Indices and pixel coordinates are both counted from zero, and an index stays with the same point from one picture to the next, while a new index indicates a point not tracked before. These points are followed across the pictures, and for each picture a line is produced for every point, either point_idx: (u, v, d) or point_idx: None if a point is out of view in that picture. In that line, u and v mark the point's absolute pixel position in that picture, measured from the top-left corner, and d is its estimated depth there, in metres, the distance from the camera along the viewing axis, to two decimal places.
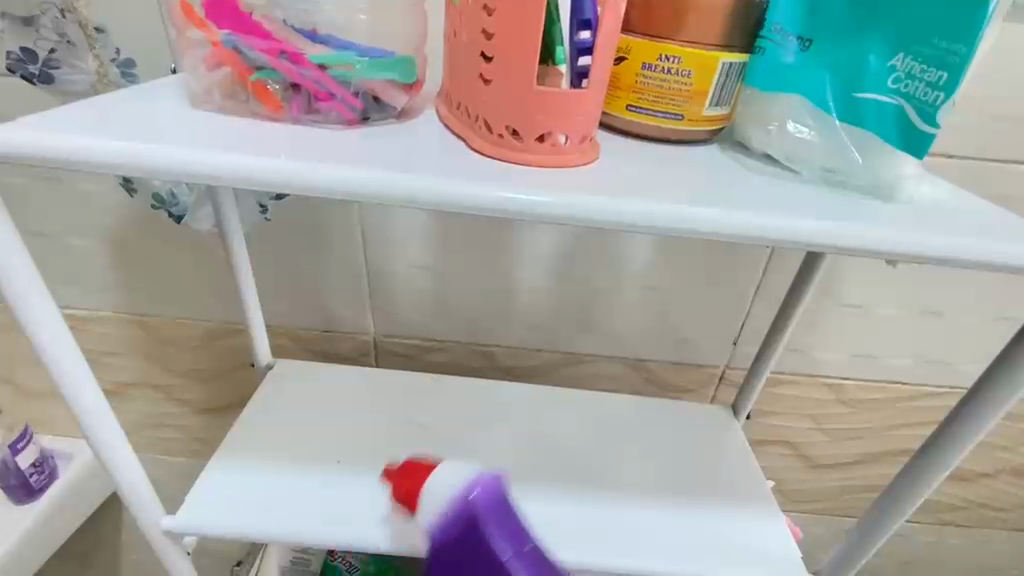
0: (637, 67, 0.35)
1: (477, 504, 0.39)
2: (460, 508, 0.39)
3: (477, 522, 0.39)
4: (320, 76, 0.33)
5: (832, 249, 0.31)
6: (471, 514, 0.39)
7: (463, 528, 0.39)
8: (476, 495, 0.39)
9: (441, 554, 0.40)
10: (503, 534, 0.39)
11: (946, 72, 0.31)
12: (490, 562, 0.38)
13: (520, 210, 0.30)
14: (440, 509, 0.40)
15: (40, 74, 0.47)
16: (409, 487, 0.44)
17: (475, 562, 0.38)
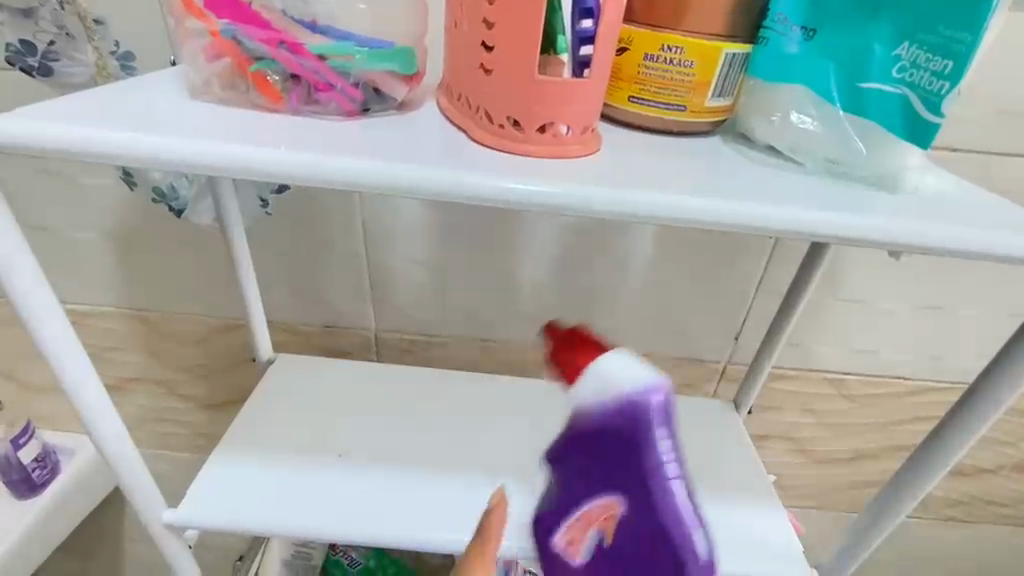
0: (639, 57, 0.35)
1: (651, 422, 0.27)
2: (633, 416, 0.27)
3: (647, 435, 0.28)
4: (320, 66, 0.33)
5: (835, 239, 0.31)
6: (645, 422, 0.27)
7: (629, 440, 0.28)
8: (656, 406, 0.27)
9: (584, 442, 0.29)
10: (670, 464, 0.28)
11: (952, 60, 0.31)
12: (641, 480, 0.28)
13: (520, 200, 0.30)
14: (601, 400, 0.28)
15: (39, 67, 0.46)
16: (567, 360, 0.31)
17: (618, 477, 0.28)
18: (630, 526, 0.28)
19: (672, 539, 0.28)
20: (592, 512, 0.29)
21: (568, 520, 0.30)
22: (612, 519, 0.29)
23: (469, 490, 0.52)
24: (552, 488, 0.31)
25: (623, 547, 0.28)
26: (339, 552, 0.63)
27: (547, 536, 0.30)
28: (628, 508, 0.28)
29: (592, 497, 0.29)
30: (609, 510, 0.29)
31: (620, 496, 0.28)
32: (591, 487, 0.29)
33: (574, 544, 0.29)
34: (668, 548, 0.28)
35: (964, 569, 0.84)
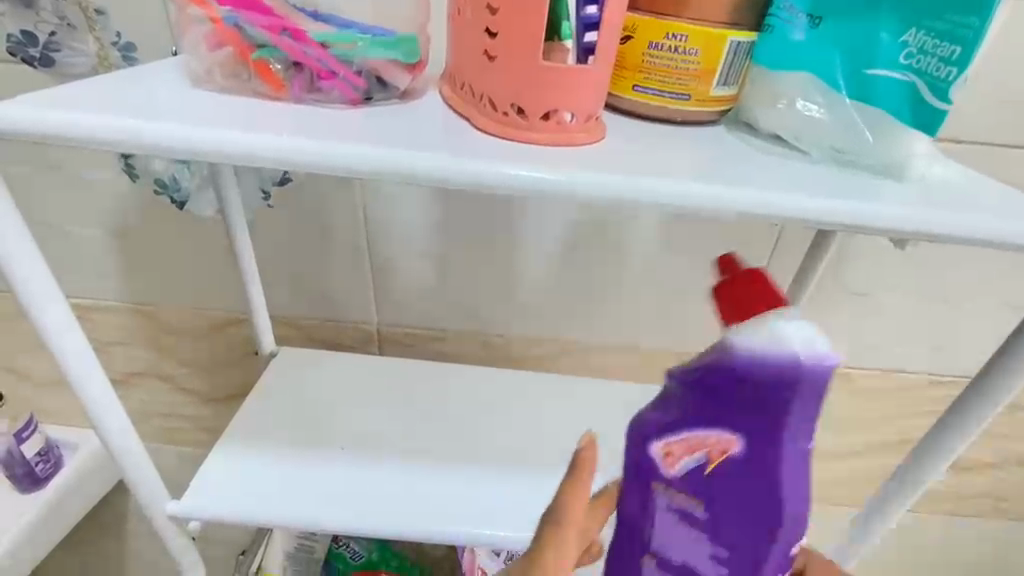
0: (643, 46, 0.35)
1: (807, 389, 0.28)
2: (800, 373, 0.28)
3: (798, 390, 0.28)
4: (322, 53, 0.32)
5: (841, 225, 0.31)
6: (800, 377, 0.28)
7: (778, 390, 0.28)
8: (820, 371, 0.28)
9: (732, 382, 0.29)
10: (804, 426, 0.29)
11: (960, 46, 0.31)
12: (772, 431, 0.29)
13: (524, 187, 0.30)
14: (771, 347, 0.28)
15: (40, 58, 0.46)
16: (734, 296, 0.31)
17: (753, 426, 0.29)
18: (743, 468, 0.30)
19: (772, 488, 0.30)
20: (710, 442, 0.30)
21: (676, 436, 0.30)
22: (727, 455, 0.30)
23: (470, 482, 0.52)
24: (669, 399, 0.31)
25: (722, 479, 0.30)
26: (342, 546, 0.63)
27: (651, 440, 0.31)
28: (745, 451, 0.30)
29: (715, 427, 0.30)
30: (727, 445, 0.30)
31: (743, 436, 0.29)
32: (717, 419, 0.30)
33: (672, 457, 0.31)
34: (764, 495, 0.30)
35: (966, 563, 0.84)
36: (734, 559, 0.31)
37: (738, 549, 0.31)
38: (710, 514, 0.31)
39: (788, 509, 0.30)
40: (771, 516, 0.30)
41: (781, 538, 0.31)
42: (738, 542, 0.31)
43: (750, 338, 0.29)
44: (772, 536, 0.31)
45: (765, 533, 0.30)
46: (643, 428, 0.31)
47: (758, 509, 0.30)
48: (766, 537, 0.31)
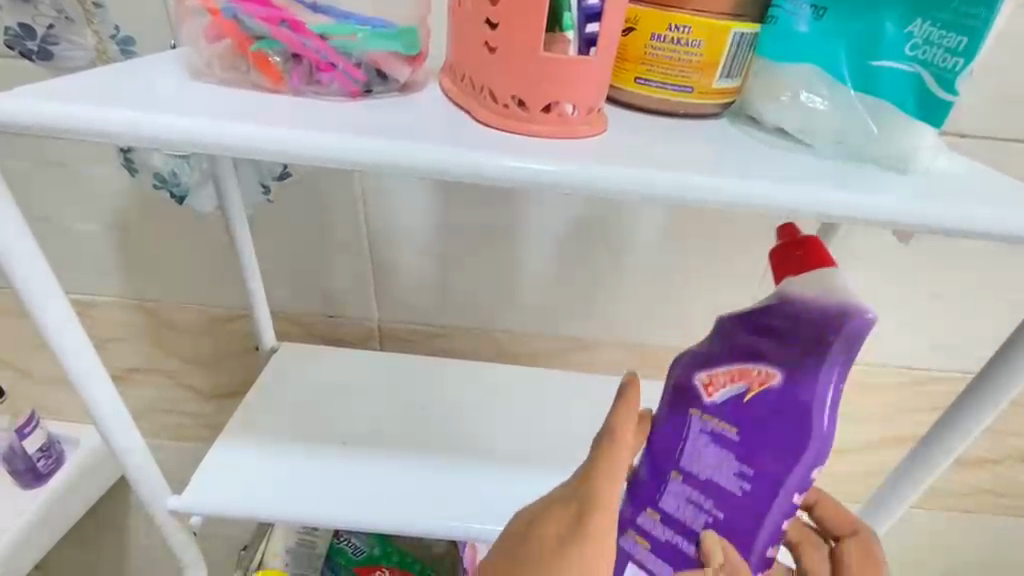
0: (645, 38, 0.34)
1: (847, 336, 0.34)
2: (841, 320, 0.34)
3: (832, 333, 0.34)
4: (321, 45, 0.32)
5: (844, 218, 0.30)
6: (831, 321, 0.34)
7: (819, 332, 0.35)
8: (856, 321, 0.34)
9: (782, 323, 0.36)
10: (839, 370, 0.34)
11: (967, 36, 0.31)
12: (811, 367, 0.35)
13: (525, 179, 0.29)
14: (810, 297, 0.35)
15: (39, 51, 0.46)
16: (800, 254, 0.36)
17: (791, 360, 0.35)
18: (778, 402, 0.35)
19: (803, 423, 0.35)
20: (752, 373, 0.36)
21: (723, 367, 0.37)
22: (763, 388, 0.36)
23: (470, 479, 0.52)
24: (721, 339, 0.39)
25: (758, 407, 0.36)
26: (343, 541, 0.63)
27: (698, 368, 0.38)
28: (782, 383, 0.35)
29: (757, 362, 0.36)
30: (766, 378, 0.36)
31: (781, 372, 0.35)
32: (762, 354, 0.36)
33: (714, 385, 0.37)
34: (794, 428, 0.35)
35: (966, 559, 0.84)
36: (756, 479, 0.36)
37: (762, 470, 0.36)
38: (741, 436, 0.36)
39: (817, 446, 0.35)
40: (798, 448, 0.35)
41: (805, 470, 0.35)
42: (763, 466, 0.36)
43: (800, 293, 0.36)
44: (796, 467, 0.35)
45: (790, 461, 0.35)
46: (693, 359, 0.39)
47: (787, 438, 0.35)
48: (791, 465, 0.35)
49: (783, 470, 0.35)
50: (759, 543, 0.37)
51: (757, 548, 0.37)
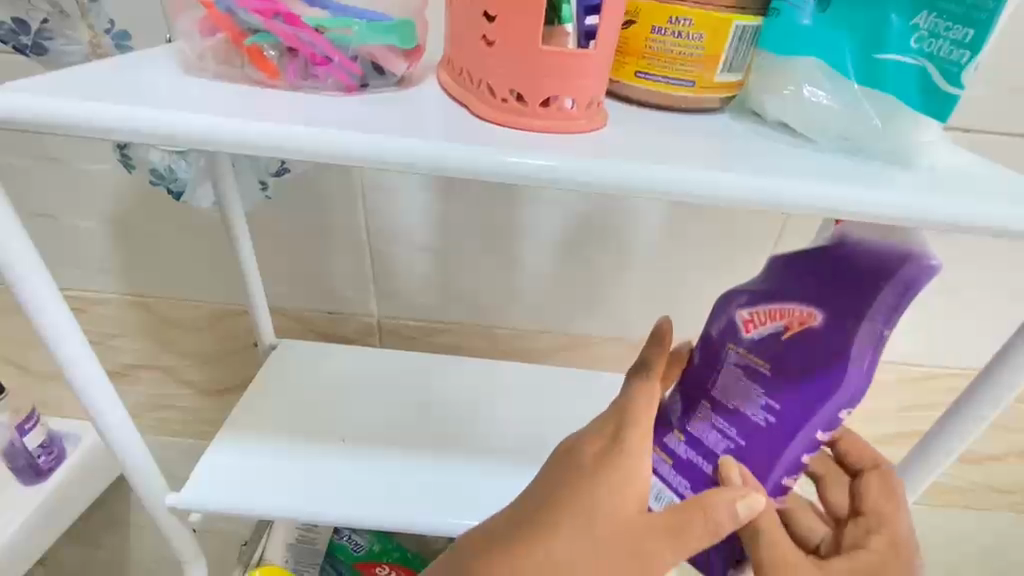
0: (646, 31, 0.34)
1: (903, 280, 0.32)
2: (900, 264, 0.32)
3: (881, 279, 0.33)
4: (316, 38, 0.31)
5: (848, 214, 0.30)
6: (879, 264, 0.33)
7: (875, 275, 0.33)
8: (912, 268, 0.32)
9: (834, 266, 0.35)
10: (884, 316, 0.33)
11: (974, 28, 0.30)
12: (857, 311, 0.33)
13: (523, 176, 0.29)
14: (868, 241, 0.34)
15: (32, 46, 0.45)
16: None
17: (836, 300, 0.34)
18: (819, 343, 0.34)
19: (840, 364, 0.34)
20: (793, 312, 0.35)
21: (765, 304, 0.36)
22: (803, 328, 0.35)
23: (470, 476, 0.52)
24: (766, 276, 0.38)
25: (796, 346, 0.35)
26: (343, 538, 0.63)
27: (740, 305, 0.37)
28: (823, 326, 0.34)
29: (800, 301, 0.35)
30: (807, 318, 0.35)
31: (824, 313, 0.34)
32: (807, 293, 0.35)
33: (754, 321, 0.36)
34: (830, 370, 0.34)
35: (965, 555, 0.83)
36: (783, 413, 0.35)
37: (791, 408, 0.35)
38: (774, 373, 0.35)
39: (851, 389, 0.34)
40: (832, 390, 0.34)
41: (835, 409, 0.35)
42: (793, 404, 0.35)
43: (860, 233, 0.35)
44: (828, 406, 0.34)
45: (822, 402, 0.34)
46: (737, 295, 0.38)
47: (822, 379, 0.34)
48: (821, 406, 0.34)
49: (812, 408, 0.35)
50: (779, 475, 0.37)
51: (776, 479, 0.37)
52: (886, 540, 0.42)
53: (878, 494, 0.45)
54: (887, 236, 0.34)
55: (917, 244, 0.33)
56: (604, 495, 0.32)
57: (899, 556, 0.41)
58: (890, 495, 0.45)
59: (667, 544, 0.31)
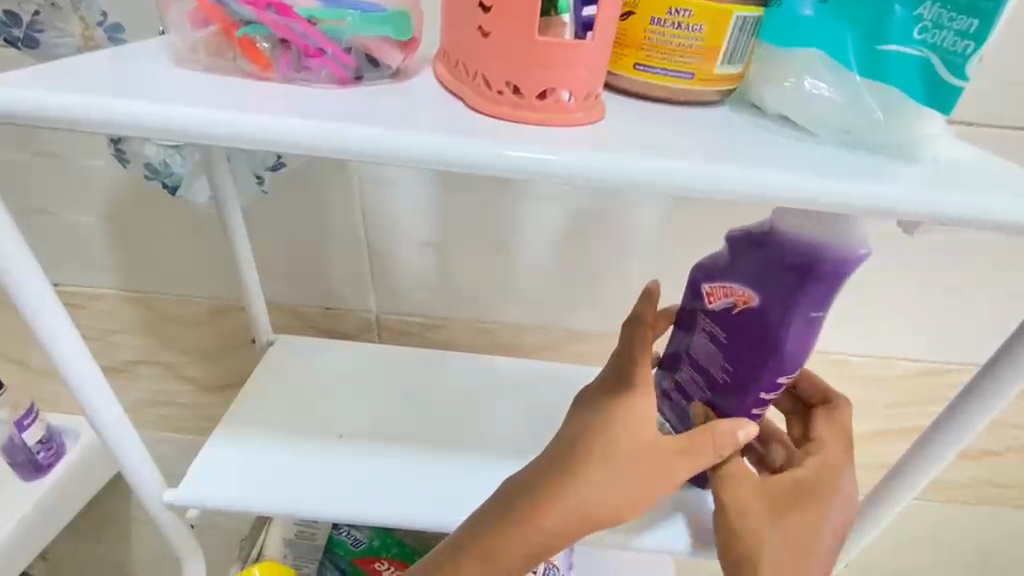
0: (645, 22, 0.33)
1: (832, 267, 0.36)
2: (828, 255, 0.36)
3: (817, 271, 0.36)
4: (307, 29, 0.31)
5: (849, 207, 0.30)
6: (816, 255, 0.36)
7: (809, 263, 0.36)
8: (844, 258, 0.36)
9: (773, 252, 0.38)
10: (813, 301, 0.38)
11: (978, 18, 0.30)
12: (793, 294, 0.38)
13: (521, 170, 0.29)
14: (802, 231, 0.37)
15: (24, 38, 0.45)
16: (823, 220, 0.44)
17: (775, 284, 0.38)
18: (760, 321, 0.40)
19: (776, 340, 0.40)
20: (737, 290, 0.41)
21: (721, 281, 0.42)
22: (747, 306, 0.40)
23: (469, 473, 0.51)
24: (728, 252, 0.41)
25: (742, 322, 0.41)
26: (343, 533, 0.62)
27: (704, 280, 0.43)
28: (761, 304, 0.39)
29: (742, 283, 0.40)
30: (748, 298, 0.40)
31: (759, 295, 0.39)
32: (752, 276, 0.40)
33: (714, 296, 0.42)
34: (771, 344, 0.40)
35: (965, 552, 0.83)
36: (735, 374, 0.43)
37: (740, 371, 0.42)
38: (727, 343, 0.42)
39: (787, 360, 0.40)
40: (771, 359, 0.41)
41: (775, 376, 0.41)
42: (742, 370, 0.42)
43: (793, 226, 0.37)
44: (769, 371, 0.41)
45: (764, 370, 0.41)
46: (703, 270, 0.43)
47: (763, 350, 0.40)
48: (764, 373, 0.41)
49: (757, 372, 0.42)
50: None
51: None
52: (822, 462, 0.45)
53: (824, 424, 0.48)
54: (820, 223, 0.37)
55: (846, 239, 0.36)
56: (627, 436, 0.41)
57: (832, 478, 0.45)
58: (832, 427, 0.48)
59: (682, 462, 0.41)
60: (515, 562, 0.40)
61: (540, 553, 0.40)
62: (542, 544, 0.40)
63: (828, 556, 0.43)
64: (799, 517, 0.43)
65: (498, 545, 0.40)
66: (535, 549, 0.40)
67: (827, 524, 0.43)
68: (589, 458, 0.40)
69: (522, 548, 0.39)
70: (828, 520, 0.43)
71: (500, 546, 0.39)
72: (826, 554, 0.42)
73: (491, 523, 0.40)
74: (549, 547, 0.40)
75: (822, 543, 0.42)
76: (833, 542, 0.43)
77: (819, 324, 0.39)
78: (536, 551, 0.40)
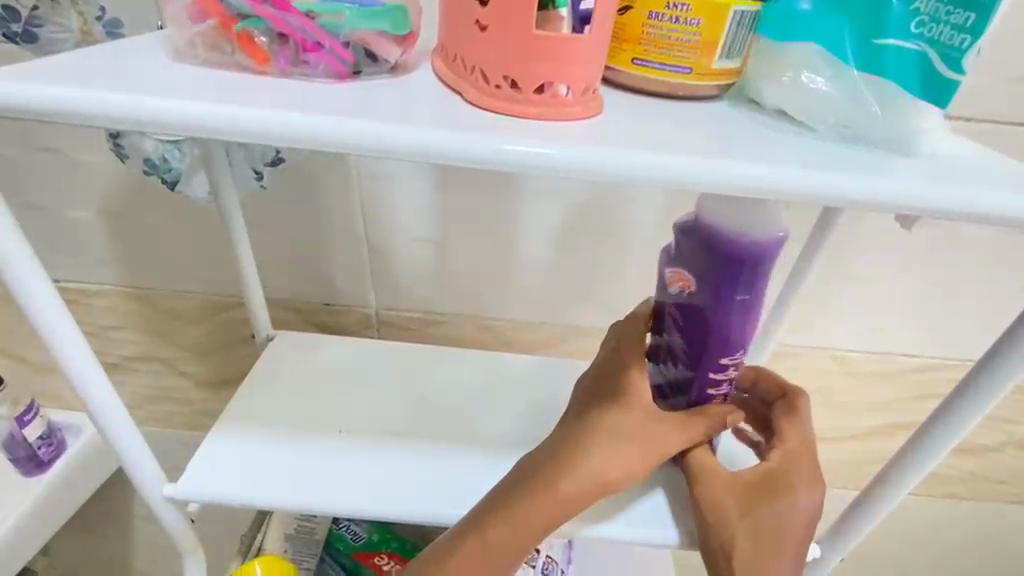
0: (643, 17, 0.33)
1: (758, 255, 0.39)
2: (753, 244, 0.38)
3: (740, 257, 0.39)
4: (306, 23, 0.31)
5: (852, 203, 0.30)
6: (738, 242, 0.38)
7: (738, 253, 0.38)
8: (761, 244, 0.38)
9: (705, 242, 0.39)
10: (746, 285, 0.40)
11: (975, 12, 0.30)
12: (731, 280, 0.40)
13: (521, 164, 0.29)
14: (728, 222, 0.38)
15: (22, 33, 0.45)
16: None
17: (713, 271, 0.40)
18: (699, 303, 0.42)
19: (714, 321, 0.42)
20: (685, 277, 0.42)
21: (674, 267, 0.42)
22: (694, 292, 0.42)
23: (469, 468, 0.52)
24: (676, 240, 0.42)
25: (686, 305, 0.43)
26: (343, 528, 0.63)
27: (662, 265, 0.44)
28: (705, 290, 0.41)
29: (687, 269, 0.41)
30: (694, 285, 0.42)
31: (701, 282, 0.41)
32: (693, 263, 0.41)
33: (672, 282, 0.43)
34: (720, 327, 0.42)
35: (961, 547, 0.84)
36: (691, 355, 0.45)
37: (695, 352, 0.44)
38: (683, 324, 0.44)
39: (727, 339, 0.43)
40: (721, 340, 0.43)
41: (718, 355, 0.44)
42: (697, 351, 0.44)
43: (723, 217, 0.38)
44: (718, 351, 0.44)
45: (706, 349, 0.44)
46: (662, 256, 0.44)
47: (714, 332, 0.43)
48: (707, 352, 0.44)
49: (709, 353, 0.44)
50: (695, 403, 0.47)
51: (692, 404, 0.47)
52: (785, 455, 0.46)
53: (785, 420, 0.49)
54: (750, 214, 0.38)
55: (763, 224, 0.38)
56: (627, 412, 0.44)
57: (796, 468, 0.45)
58: (793, 420, 0.49)
59: (676, 435, 0.45)
60: (528, 537, 0.42)
61: (551, 527, 0.42)
62: (562, 508, 0.42)
63: (803, 546, 0.43)
64: (767, 506, 0.43)
65: (512, 521, 0.41)
66: (548, 523, 0.42)
67: (797, 511, 0.43)
68: (594, 434, 0.43)
69: (537, 522, 0.41)
70: (797, 508, 0.43)
71: (515, 521, 0.41)
72: (800, 543, 0.43)
73: (505, 500, 0.42)
74: (560, 521, 0.42)
75: (795, 531, 0.43)
76: (805, 529, 0.43)
77: (754, 305, 0.42)
78: (548, 525, 0.42)
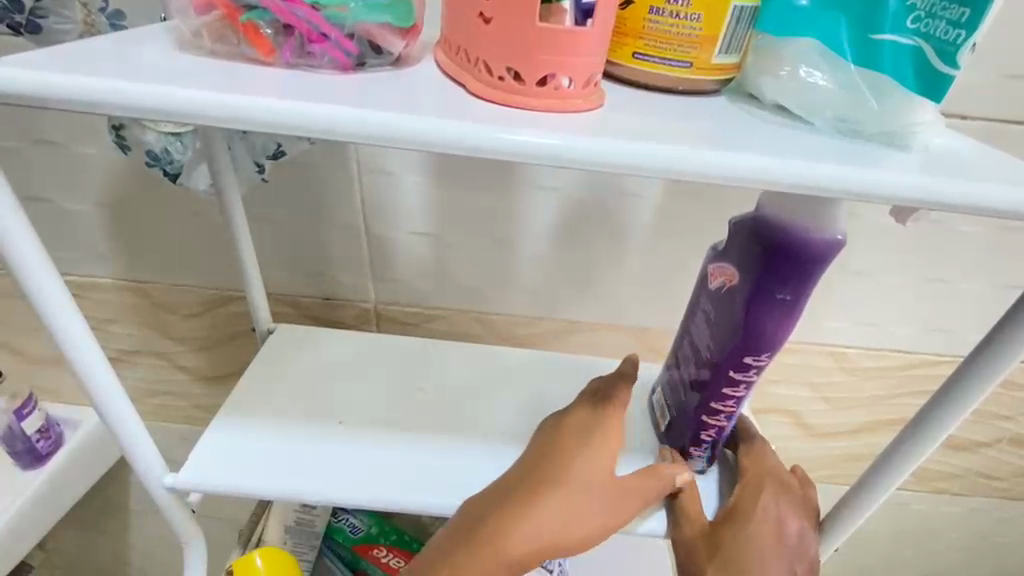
0: (644, 11, 0.34)
1: (816, 251, 0.38)
2: (810, 240, 0.37)
3: (795, 253, 0.38)
4: (311, 15, 0.31)
5: (846, 196, 0.30)
6: (795, 238, 0.37)
7: (795, 248, 0.38)
8: (818, 243, 0.37)
9: (759, 235, 0.39)
10: (786, 285, 0.39)
11: (970, 8, 0.30)
12: (777, 277, 0.39)
13: (527, 154, 0.29)
14: (789, 215, 0.38)
15: (26, 24, 0.45)
16: None
17: (762, 266, 0.39)
18: (731, 298, 0.43)
19: (739, 317, 0.42)
20: (727, 271, 0.43)
21: (721, 262, 0.43)
22: (731, 287, 0.42)
23: (469, 459, 0.52)
24: (731, 234, 0.42)
25: (718, 297, 0.44)
26: (342, 520, 0.63)
27: (711, 259, 0.44)
28: (743, 284, 0.41)
29: (732, 262, 0.42)
30: (734, 280, 0.42)
31: (742, 276, 0.41)
32: (742, 257, 0.41)
33: (717, 275, 0.44)
34: (752, 329, 0.42)
35: (955, 542, 0.85)
36: (720, 351, 0.44)
37: (727, 349, 0.44)
38: (718, 323, 0.44)
39: (748, 338, 0.42)
40: (754, 341, 0.42)
41: (741, 353, 0.43)
42: (727, 348, 0.44)
43: (787, 211, 0.38)
44: (750, 351, 0.43)
45: (729, 344, 0.43)
46: (710, 252, 0.45)
47: (748, 334, 0.42)
48: (729, 349, 0.44)
49: (740, 351, 0.43)
50: (710, 400, 0.47)
51: (704, 401, 0.47)
52: (748, 487, 0.49)
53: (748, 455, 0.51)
54: (806, 214, 0.37)
55: (822, 222, 0.37)
56: (595, 468, 0.45)
57: (762, 503, 0.48)
58: (756, 455, 0.51)
59: (631, 497, 0.45)
60: None
61: None
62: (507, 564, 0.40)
63: None
64: (736, 540, 0.46)
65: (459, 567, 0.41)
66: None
67: (765, 545, 0.46)
68: (557, 484, 0.43)
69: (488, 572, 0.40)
70: (766, 546, 0.46)
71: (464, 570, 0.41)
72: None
73: (457, 549, 0.41)
74: (508, 574, 0.41)
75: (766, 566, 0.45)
76: (777, 566, 0.46)
77: (790, 309, 0.40)
78: None
